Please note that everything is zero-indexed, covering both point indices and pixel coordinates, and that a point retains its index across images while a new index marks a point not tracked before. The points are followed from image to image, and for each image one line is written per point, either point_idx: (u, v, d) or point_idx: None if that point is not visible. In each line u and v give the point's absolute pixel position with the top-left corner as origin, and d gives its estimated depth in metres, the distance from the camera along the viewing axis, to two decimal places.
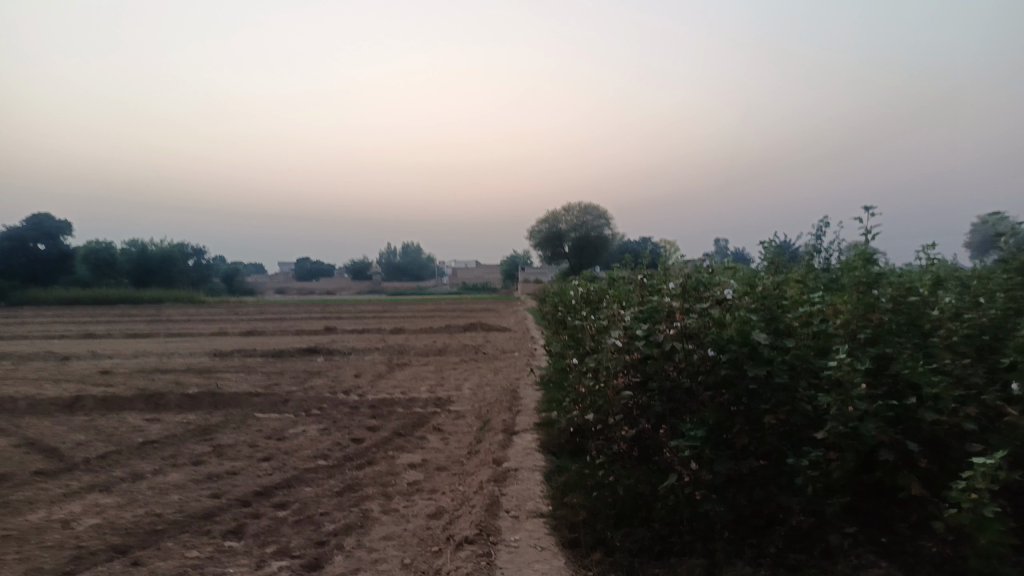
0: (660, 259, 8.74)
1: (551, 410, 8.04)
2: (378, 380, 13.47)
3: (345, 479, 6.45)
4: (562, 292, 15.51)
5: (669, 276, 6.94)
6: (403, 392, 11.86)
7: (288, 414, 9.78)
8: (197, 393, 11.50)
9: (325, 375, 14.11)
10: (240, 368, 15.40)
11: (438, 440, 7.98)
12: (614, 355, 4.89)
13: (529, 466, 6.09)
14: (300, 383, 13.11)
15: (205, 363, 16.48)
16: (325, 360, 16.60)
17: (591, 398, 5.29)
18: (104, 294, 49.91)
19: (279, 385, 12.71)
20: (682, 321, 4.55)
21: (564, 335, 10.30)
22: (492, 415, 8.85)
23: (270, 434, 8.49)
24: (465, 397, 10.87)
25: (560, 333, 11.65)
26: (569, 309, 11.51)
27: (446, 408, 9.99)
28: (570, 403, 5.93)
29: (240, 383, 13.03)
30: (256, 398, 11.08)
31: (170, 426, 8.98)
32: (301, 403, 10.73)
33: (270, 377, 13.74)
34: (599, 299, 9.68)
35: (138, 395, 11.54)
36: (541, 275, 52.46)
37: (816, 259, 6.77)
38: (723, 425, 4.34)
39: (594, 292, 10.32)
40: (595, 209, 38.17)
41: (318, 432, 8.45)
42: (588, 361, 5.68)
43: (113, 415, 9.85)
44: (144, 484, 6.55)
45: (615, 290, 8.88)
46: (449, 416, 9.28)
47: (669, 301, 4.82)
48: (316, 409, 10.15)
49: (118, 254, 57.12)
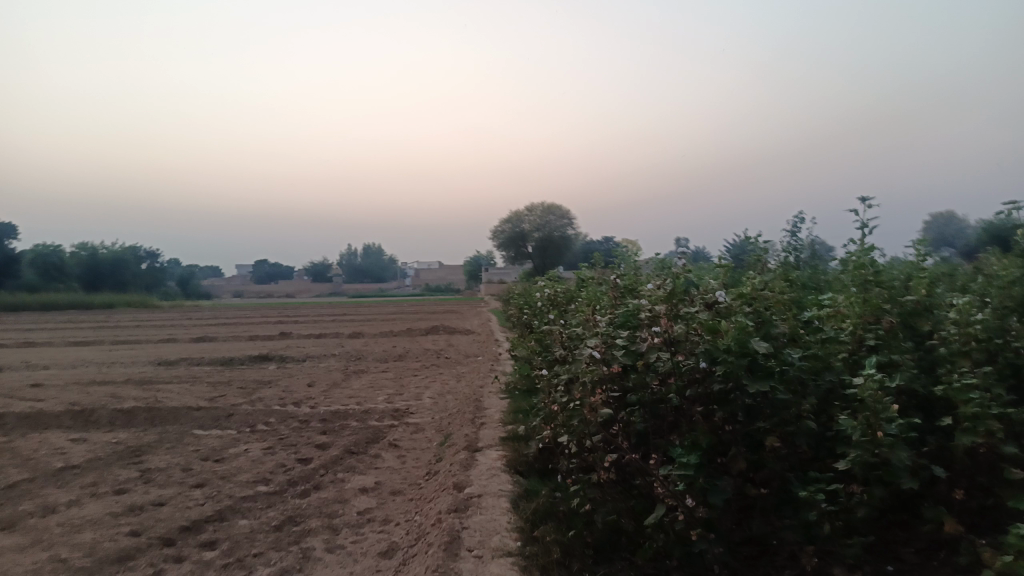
0: (627, 260, 8.23)
1: (517, 423, 7.42)
2: (333, 389, 12.69)
3: (286, 509, 5.72)
4: (527, 293, 14.88)
5: (644, 278, 6.37)
6: (359, 402, 11.11)
7: (231, 431, 8.97)
8: (133, 408, 10.59)
9: (277, 385, 13.26)
10: (186, 378, 14.45)
11: (394, 459, 7.28)
12: (590, 369, 4.32)
13: (494, 491, 5.45)
14: (248, 394, 12.25)
15: (148, 373, 15.45)
16: (278, 368, 15.72)
17: (564, 417, 4.67)
18: (51, 300, 47.75)
19: (225, 397, 11.84)
20: (667, 327, 3.98)
21: (530, 341, 9.71)
22: (454, 428, 8.18)
23: (208, 454, 7.69)
24: (424, 407, 10.18)
25: (526, 337, 11.05)
26: (535, 312, 10.93)
27: (404, 420, 9.29)
28: (540, 420, 5.31)
29: (183, 396, 12.11)
30: (198, 413, 10.23)
31: (96, 448, 8.11)
32: (247, 417, 9.91)
33: (216, 389, 12.85)
34: (567, 302, 9.09)
35: (68, 411, 10.56)
36: (504, 276, 52.02)
37: (803, 256, 6.28)
38: (718, 449, 3.78)
39: (561, 295, 9.75)
40: (557, 209, 37.75)
41: (262, 452, 7.68)
42: (560, 374, 5.07)
43: (35, 435, 8.91)
44: (54, 519, 5.73)
45: (584, 293, 8.32)
46: (407, 430, 8.60)
47: (652, 306, 4.24)
48: (262, 424, 9.36)
49: (67, 258, 54.87)
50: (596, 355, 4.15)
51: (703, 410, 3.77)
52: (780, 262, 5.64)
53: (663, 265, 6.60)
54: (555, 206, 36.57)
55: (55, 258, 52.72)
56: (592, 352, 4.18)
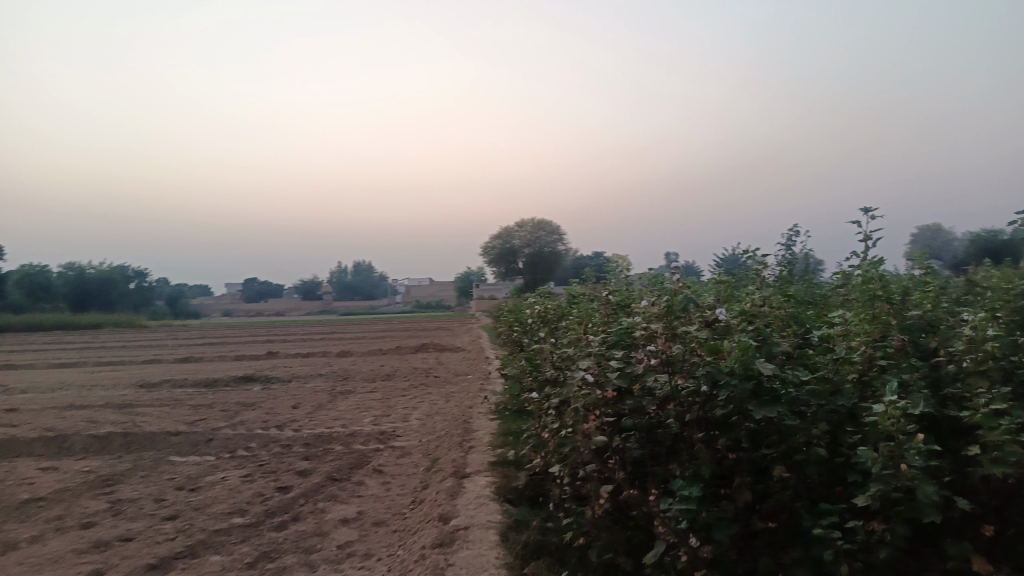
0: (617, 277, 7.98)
1: (507, 446, 7.12)
2: (319, 411, 12.33)
3: (261, 544, 5.38)
4: (516, 310, 14.59)
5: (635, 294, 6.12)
6: (345, 425, 10.76)
7: (209, 457, 8.60)
8: (108, 433, 10.19)
9: (260, 407, 12.89)
10: (167, 401, 14.04)
11: (378, 485, 6.95)
12: (582, 393, 4.07)
13: (482, 522, 5.14)
14: (230, 417, 11.88)
15: (129, 396, 15.03)
16: (263, 389, 15.33)
17: (555, 444, 4.39)
18: (35, 320, 47.05)
19: (206, 421, 11.46)
20: (664, 348, 3.72)
21: (519, 360, 9.43)
22: (441, 452, 7.87)
23: (183, 483, 7.33)
24: (412, 430, 9.86)
25: (516, 356, 10.77)
26: (525, 329, 10.66)
27: (390, 444, 8.96)
28: (530, 443, 5.04)
29: (162, 419, 11.72)
30: (176, 438, 9.85)
31: (65, 477, 7.72)
32: (227, 442, 9.55)
33: (197, 412, 12.46)
34: (558, 319, 8.81)
35: (39, 438, 10.14)
36: (494, 293, 51.79)
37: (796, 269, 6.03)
38: (721, 478, 3.55)
39: (551, 312, 9.49)
40: (546, 225, 37.61)
41: (239, 480, 7.32)
42: (552, 397, 4.78)
43: (2, 464, 8.51)
44: (11, 557, 5.36)
45: (575, 310, 8.07)
46: (393, 454, 8.27)
47: (647, 325, 3.99)
48: (242, 450, 9.00)
49: (53, 278, 54.22)
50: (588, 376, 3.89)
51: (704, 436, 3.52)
52: (779, 275, 5.39)
53: (655, 280, 6.34)
54: (545, 222, 36.44)
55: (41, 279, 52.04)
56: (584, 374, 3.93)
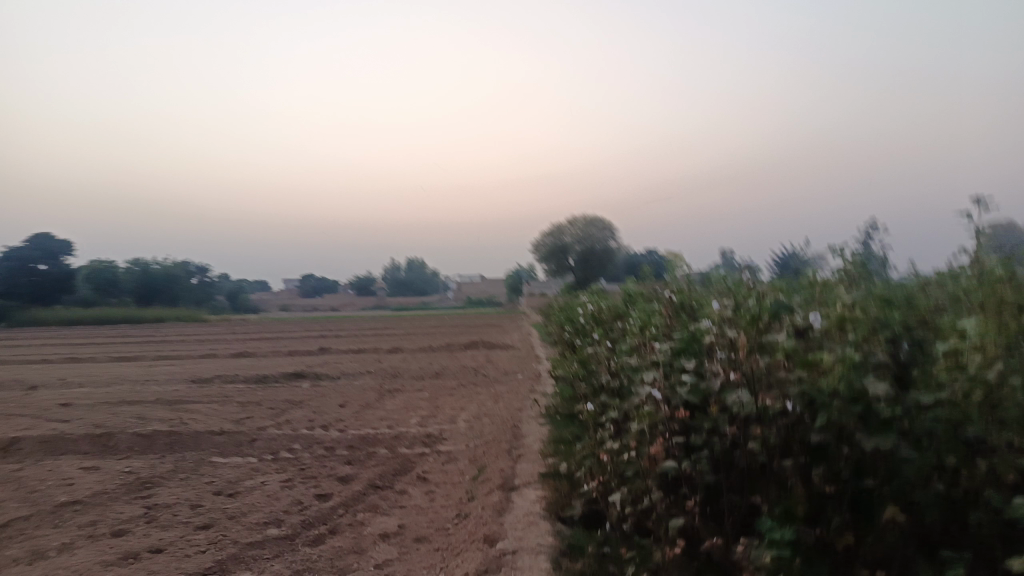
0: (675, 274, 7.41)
1: (559, 456, 6.64)
2: (365, 410, 12.03)
3: (295, 560, 5.02)
4: (568, 308, 14.04)
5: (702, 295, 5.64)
6: (391, 426, 10.42)
7: (251, 459, 8.35)
8: (153, 432, 10.06)
9: (307, 406, 12.68)
10: (217, 398, 13.97)
11: (421, 496, 6.54)
12: (647, 411, 3.63)
13: (531, 545, 4.68)
14: (277, 415, 11.68)
15: (181, 392, 15.06)
16: (312, 387, 15.16)
17: (613, 466, 3.92)
18: (102, 314, 48.56)
19: (253, 420, 11.27)
20: (745, 361, 3.24)
21: (572, 362, 8.92)
22: (488, 460, 7.43)
23: (222, 488, 7.06)
24: (459, 433, 9.45)
25: (568, 357, 10.24)
26: (577, 329, 10.13)
27: (436, 448, 8.56)
28: (586, 460, 4.58)
29: (209, 417, 11.58)
30: (220, 438, 9.65)
31: (106, 478, 7.55)
32: (271, 443, 9.30)
33: (245, 410, 12.32)
34: (613, 320, 8.28)
35: (88, 435, 10.08)
36: (546, 288, 51.30)
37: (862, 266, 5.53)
38: (815, 516, 3.01)
39: (607, 310, 8.93)
40: (599, 220, 36.82)
41: (279, 485, 7.02)
42: (610, 411, 4.36)
43: (47, 463, 8.42)
44: (38, 567, 5.13)
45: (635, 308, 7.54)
46: (438, 460, 7.87)
47: (722, 332, 3.49)
48: (285, 452, 8.73)
49: (121, 273, 55.98)
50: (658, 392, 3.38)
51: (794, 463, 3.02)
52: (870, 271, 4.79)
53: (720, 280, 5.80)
54: (598, 218, 35.68)
55: (109, 274, 53.77)
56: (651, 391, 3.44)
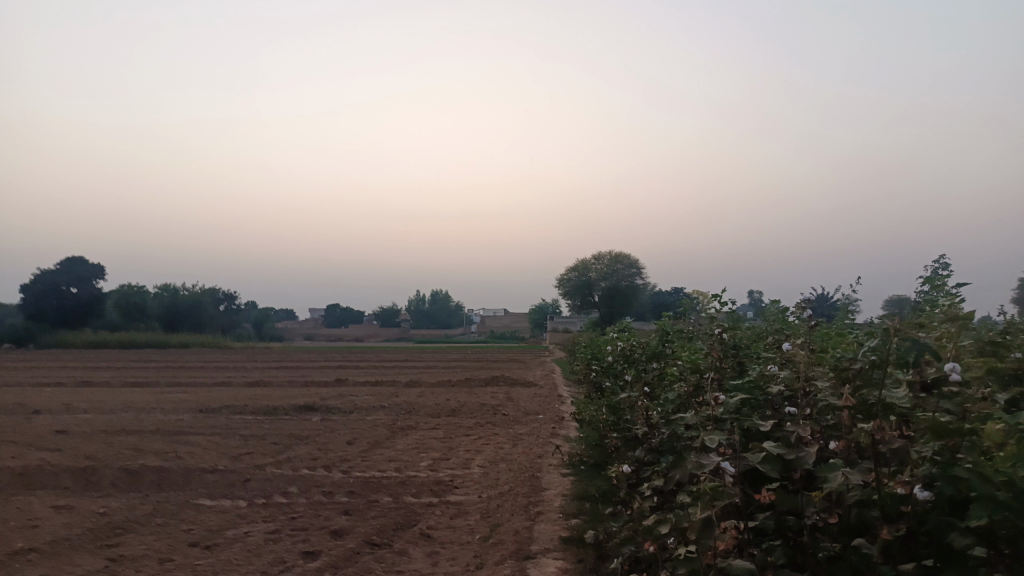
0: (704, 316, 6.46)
1: (585, 520, 5.76)
2: (373, 449, 11.19)
3: None
4: (594, 346, 13.13)
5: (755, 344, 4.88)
6: (399, 468, 9.56)
7: (239, 504, 7.53)
8: (142, 466, 9.28)
9: (313, 442, 11.87)
10: (220, 430, 13.19)
11: (423, 558, 5.66)
12: (707, 484, 2.79)
13: None
14: (279, 452, 10.87)
15: (184, 422, 14.32)
16: (321, 421, 14.34)
17: (658, 552, 3.03)
18: (127, 337, 48.49)
19: (251, 456, 10.46)
20: (848, 426, 2.43)
21: (600, 406, 8.03)
22: (501, 517, 6.54)
23: (199, 539, 6.24)
24: (472, 480, 8.56)
25: (594, 399, 9.34)
26: (605, 369, 9.25)
27: (445, 498, 7.69)
28: (623, 545, 3.69)
29: (206, 452, 10.81)
30: (212, 476, 8.84)
31: (74, 521, 6.76)
32: (265, 484, 8.48)
33: (247, 445, 11.53)
34: (646, 361, 7.44)
35: (72, 468, 9.33)
36: (570, 325, 50.46)
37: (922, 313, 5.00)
38: None
39: (639, 349, 8.06)
40: (625, 257, 35.94)
41: (264, 538, 6.18)
42: (656, 478, 3.50)
43: (18, 499, 7.66)
44: None
45: (676, 348, 6.72)
46: (446, 513, 6.99)
47: (821, 391, 2.70)
48: (279, 496, 7.90)
49: (149, 298, 56.18)
50: (732, 464, 2.59)
51: (919, 568, 2.17)
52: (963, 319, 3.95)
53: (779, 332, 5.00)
54: (625, 254, 34.86)
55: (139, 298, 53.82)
56: (717, 463, 2.64)
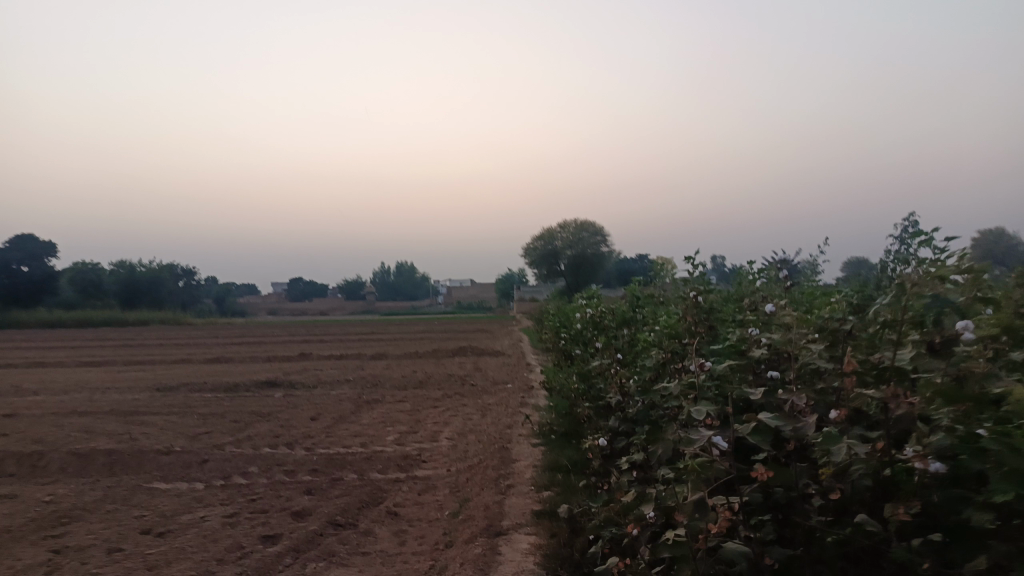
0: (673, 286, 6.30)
1: (557, 493, 5.57)
2: (338, 424, 10.87)
3: None
4: (562, 314, 12.91)
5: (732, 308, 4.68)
6: (364, 443, 9.28)
7: (196, 486, 7.18)
8: (92, 450, 8.84)
9: (276, 419, 11.51)
10: (178, 409, 12.72)
11: (389, 538, 5.41)
12: (694, 459, 2.56)
13: None
14: (240, 430, 10.49)
15: (141, 402, 13.81)
16: (284, 397, 13.95)
17: (640, 533, 2.80)
18: (82, 316, 47.03)
19: (210, 435, 10.07)
20: (851, 394, 2.22)
21: (570, 375, 7.83)
22: (470, 491, 6.32)
23: (151, 525, 5.89)
24: (440, 453, 8.32)
25: (563, 368, 9.14)
26: (574, 337, 9.05)
27: (412, 472, 7.44)
28: (601, 525, 3.47)
29: (162, 433, 10.37)
30: (167, 458, 8.45)
31: (16, 511, 6.36)
32: (224, 464, 8.13)
33: (206, 423, 11.13)
34: (616, 328, 7.22)
35: (18, 453, 8.84)
36: (537, 294, 50.38)
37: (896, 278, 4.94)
38: None
39: (609, 315, 7.85)
40: (590, 225, 35.77)
41: (220, 522, 5.87)
42: (634, 453, 3.27)
43: None
44: None
45: (649, 314, 6.52)
46: (412, 489, 6.74)
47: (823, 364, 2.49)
48: (238, 476, 7.57)
49: (105, 275, 54.47)
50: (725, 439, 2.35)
51: (926, 544, 1.98)
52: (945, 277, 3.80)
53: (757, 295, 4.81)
54: (590, 222, 34.66)
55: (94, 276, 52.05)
56: (707, 439, 2.40)
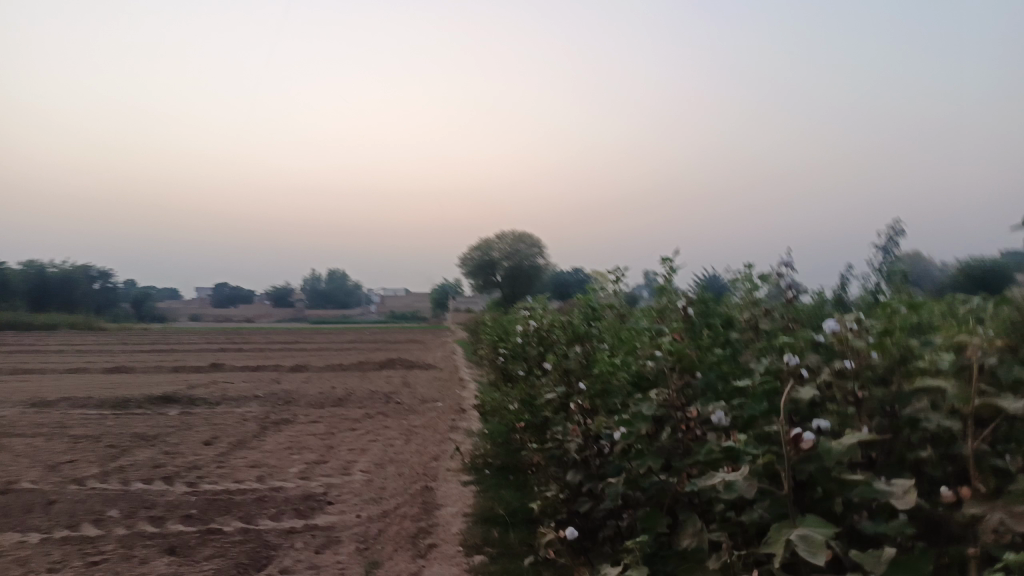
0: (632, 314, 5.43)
1: (494, 562, 4.31)
2: (235, 451, 9.26)
3: None
4: (499, 326, 11.62)
5: (726, 329, 3.75)
6: (262, 476, 7.75)
7: (24, 541, 5.53)
8: None
9: (163, 443, 9.79)
10: (47, 430, 10.76)
11: None
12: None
13: None
14: (113, 459, 8.73)
15: (5, 420, 11.70)
16: (179, 415, 12.12)
17: None
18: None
19: (74, 465, 8.29)
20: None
21: (510, 401, 6.63)
22: (382, 551, 4.96)
23: None
24: (351, 492, 6.90)
25: (501, 390, 7.89)
26: (515, 353, 7.82)
27: (313, 519, 6.01)
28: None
29: (14, 462, 8.51)
30: (2, 499, 6.69)
31: None
32: (75, 507, 6.46)
33: (76, 449, 9.29)
34: (566, 345, 5.99)
35: None
36: (472, 306, 49.03)
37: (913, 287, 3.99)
38: None
39: (557, 329, 6.66)
40: (527, 237, 34.56)
41: None
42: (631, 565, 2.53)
43: None
44: None
45: (610, 330, 5.43)
46: (310, 544, 5.32)
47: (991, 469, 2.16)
48: (86, 526, 5.96)
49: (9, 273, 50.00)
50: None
51: None
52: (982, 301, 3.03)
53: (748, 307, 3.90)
54: (527, 234, 33.59)
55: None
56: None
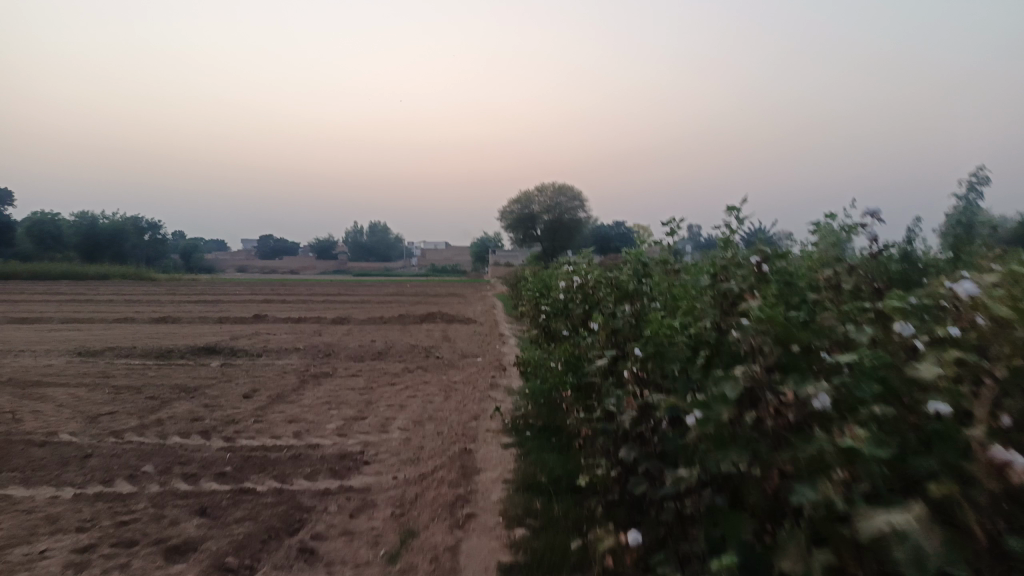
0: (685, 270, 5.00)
1: (537, 538, 3.99)
2: (273, 405, 9.14)
3: None
4: (540, 280, 11.25)
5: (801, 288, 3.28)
6: (298, 433, 7.59)
7: (56, 498, 5.42)
8: None
9: (202, 396, 9.73)
10: (91, 380, 10.80)
11: None
12: None
13: None
14: (153, 411, 8.67)
15: (50, 370, 11.80)
16: (219, 368, 12.09)
17: None
18: (36, 266, 44.11)
19: (114, 418, 8.24)
20: None
21: (553, 360, 6.28)
22: (418, 519, 4.69)
23: None
24: (388, 451, 6.68)
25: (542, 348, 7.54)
26: (557, 309, 7.43)
27: (347, 481, 5.80)
28: None
29: (55, 413, 8.50)
30: (39, 453, 6.63)
31: None
32: (110, 462, 6.36)
33: (116, 401, 9.28)
34: (613, 303, 5.58)
35: None
36: (512, 260, 48.68)
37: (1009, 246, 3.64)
38: None
39: (601, 284, 6.26)
40: (568, 189, 33.86)
41: (60, 563, 4.17)
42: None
43: None
44: None
45: (662, 286, 5.00)
46: (344, 508, 5.09)
47: None
48: (118, 482, 5.83)
49: (62, 224, 51.18)
50: None
51: None
52: None
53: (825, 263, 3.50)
54: (568, 186, 32.88)
55: (51, 228, 49.02)
56: None
